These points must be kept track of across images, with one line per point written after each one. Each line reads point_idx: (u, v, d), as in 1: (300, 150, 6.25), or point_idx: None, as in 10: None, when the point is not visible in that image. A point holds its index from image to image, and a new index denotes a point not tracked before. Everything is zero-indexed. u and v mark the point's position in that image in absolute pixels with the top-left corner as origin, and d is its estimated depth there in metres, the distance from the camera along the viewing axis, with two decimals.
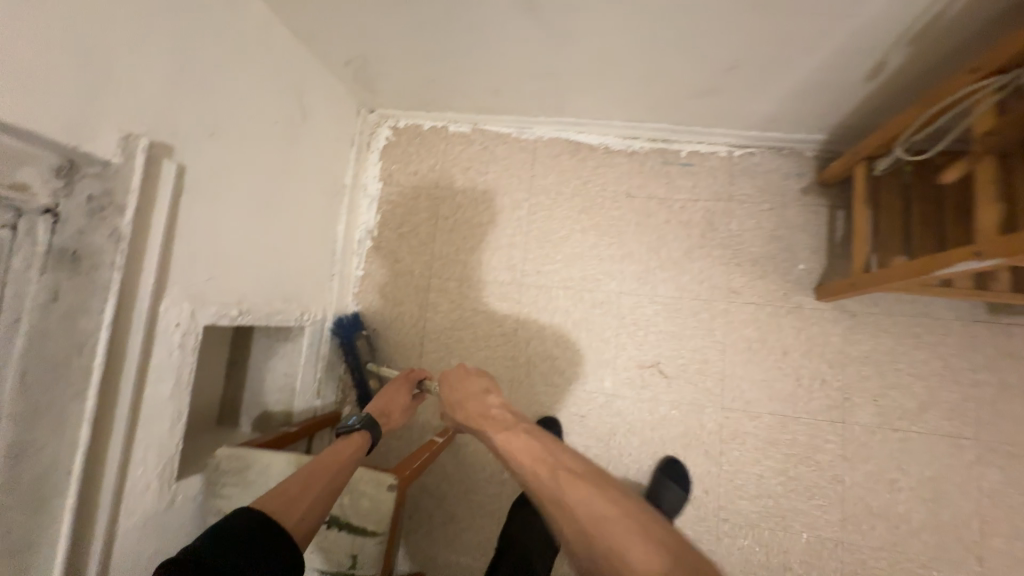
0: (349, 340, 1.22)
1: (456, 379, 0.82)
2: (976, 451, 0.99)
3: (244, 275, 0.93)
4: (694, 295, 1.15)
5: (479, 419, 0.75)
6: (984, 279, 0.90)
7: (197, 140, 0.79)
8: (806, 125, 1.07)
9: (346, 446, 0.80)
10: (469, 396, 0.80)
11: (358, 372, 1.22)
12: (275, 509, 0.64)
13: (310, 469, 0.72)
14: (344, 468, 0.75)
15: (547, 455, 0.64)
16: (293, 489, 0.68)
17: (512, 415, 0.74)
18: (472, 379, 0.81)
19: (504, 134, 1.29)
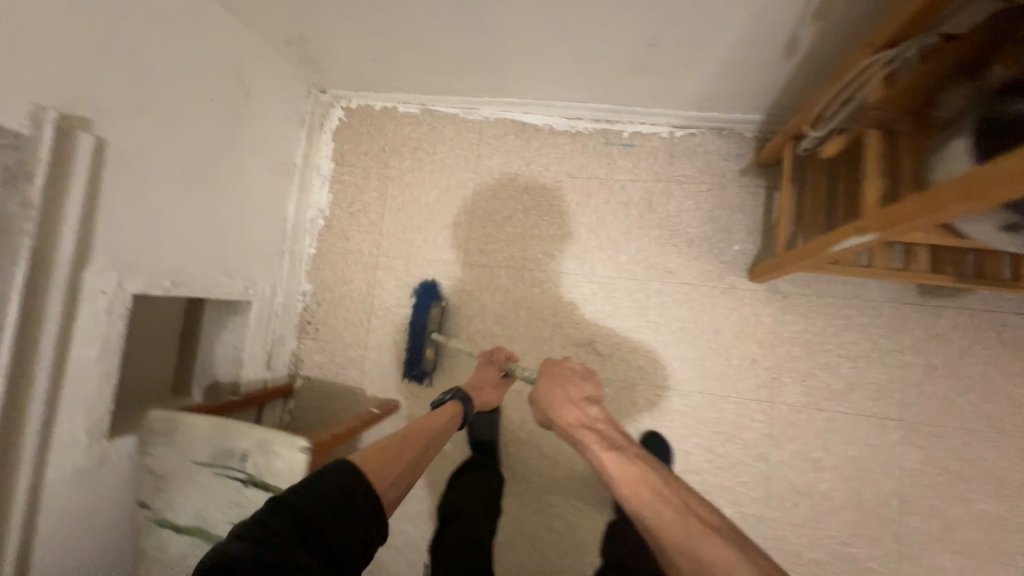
0: (424, 305, 1.21)
1: (558, 378, 0.90)
2: (900, 431, 0.99)
3: (181, 247, 0.97)
4: (630, 275, 1.16)
5: (582, 429, 0.81)
6: (905, 258, 0.89)
7: (122, 115, 0.81)
8: (740, 105, 1.06)
9: (440, 416, 0.91)
10: (566, 399, 0.86)
11: (420, 338, 1.20)
12: (376, 465, 0.70)
13: (406, 435, 0.80)
14: (429, 441, 0.82)
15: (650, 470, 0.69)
16: (391, 449, 0.75)
17: (610, 430, 0.80)
18: (574, 386, 0.88)
19: (451, 115, 1.30)
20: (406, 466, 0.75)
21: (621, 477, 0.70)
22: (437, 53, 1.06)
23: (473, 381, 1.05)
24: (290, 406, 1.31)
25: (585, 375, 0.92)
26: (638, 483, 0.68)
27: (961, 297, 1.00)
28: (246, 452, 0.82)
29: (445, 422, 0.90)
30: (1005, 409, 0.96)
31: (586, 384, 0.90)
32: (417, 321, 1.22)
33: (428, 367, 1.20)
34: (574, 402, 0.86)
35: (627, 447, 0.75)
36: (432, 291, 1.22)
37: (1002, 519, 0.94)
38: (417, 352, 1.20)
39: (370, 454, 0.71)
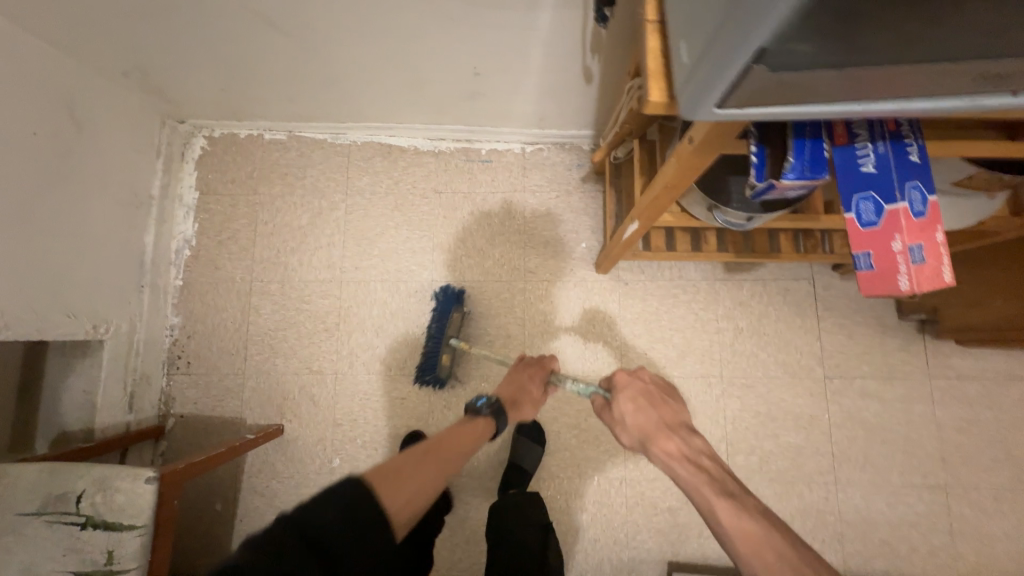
0: (445, 310, 1.20)
1: (643, 397, 0.81)
2: (722, 386, 1.18)
3: (1, 290, 0.90)
4: (497, 277, 1.27)
5: (681, 461, 0.72)
6: (700, 241, 1.09)
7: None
8: (571, 123, 1.23)
9: (469, 432, 0.87)
10: (658, 424, 0.77)
11: (438, 342, 1.19)
12: (385, 487, 0.65)
13: (423, 455, 0.75)
14: (448, 462, 0.77)
15: (772, 536, 0.60)
16: (405, 470, 0.69)
17: (718, 470, 0.70)
18: (665, 408, 0.79)
19: (319, 140, 1.34)
20: (419, 490, 0.68)
21: (736, 530, 0.61)
22: (290, 81, 1.11)
23: (511, 393, 0.98)
24: (162, 447, 1.23)
25: (669, 392, 0.84)
26: (761, 545, 0.59)
27: (755, 270, 1.22)
28: (83, 492, 0.79)
29: (472, 440, 0.86)
30: (795, 356, 1.18)
31: (677, 409, 0.80)
32: (436, 325, 1.21)
33: (444, 373, 1.18)
34: (670, 427, 0.77)
35: (743, 493, 0.65)
36: (453, 299, 1.22)
37: (800, 447, 1.15)
38: (434, 357, 1.18)
39: (383, 474, 0.67)
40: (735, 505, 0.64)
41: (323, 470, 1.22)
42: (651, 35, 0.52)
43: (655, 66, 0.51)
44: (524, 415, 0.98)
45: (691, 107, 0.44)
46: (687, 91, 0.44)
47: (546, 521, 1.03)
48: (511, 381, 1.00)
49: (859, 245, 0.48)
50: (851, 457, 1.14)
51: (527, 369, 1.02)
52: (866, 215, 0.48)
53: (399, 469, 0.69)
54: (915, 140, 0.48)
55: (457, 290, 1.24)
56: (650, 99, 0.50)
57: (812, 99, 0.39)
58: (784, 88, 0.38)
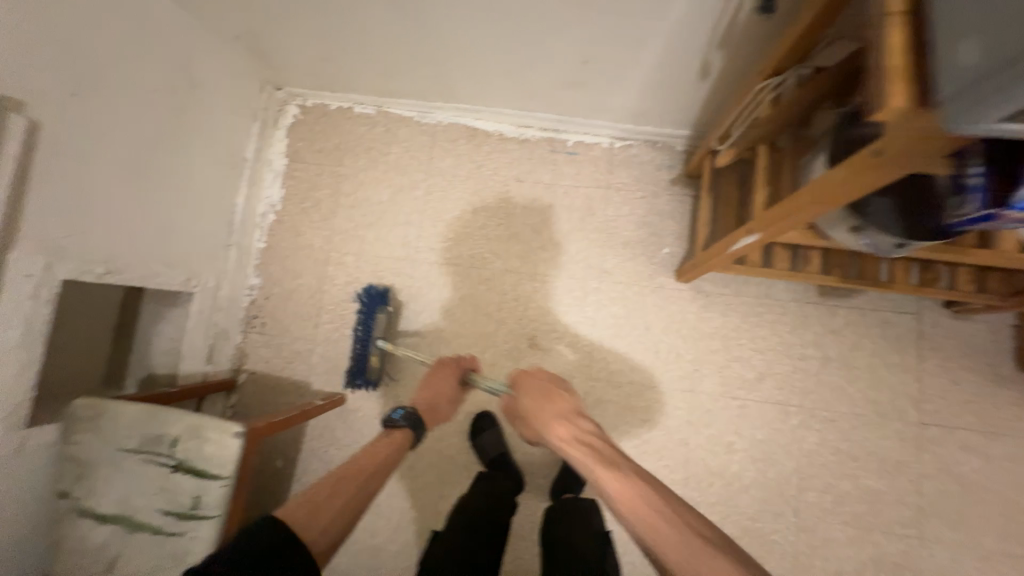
0: (371, 310, 1.20)
1: (541, 392, 0.87)
2: (800, 417, 1.11)
3: (114, 236, 0.96)
4: (570, 274, 1.24)
5: (573, 444, 0.79)
6: (800, 262, 1.01)
7: (51, 100, 0.79)
8: (669, 121, 1.17)
9: (387, 446, 0.91)
10: (548, 410, 0.84)
11: (365, 344, 1.19)
12: (298, 518, 0.70)
13: (338, 478, 0.80)
14: (365, 479, 0.82)
15: (663, 505, 0.65)
16: (320, 496, 0.75)
17: (608, 447, 0.77)
18: (552, 395, 0.86)
19: (406, 118, 1.34)
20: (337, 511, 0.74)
21: (620, 495, 0.67)
22: (390, 57, 1.11)
23: (426, 400, 1.02)
24: (233, 400, 1.29)
25: (562, 384, 0.90)
26: (644, 507, 0.65)
27: (853, 298, 1.13)
28: (177, 437, 0.82)
29: (393, 450, 0.91)
30: (888, 395, 1.09)
31: (571, 399, 0.87)
32: (364, 326, 1.21)
33: (373, 375, 1.19)
34: (565, 415, 0.84)
35: (626, 463, 0.72)
36: (379, 297, 1.21)
37: (882, 493, 1.07)
38: (363, 359, 1.19)
39: (294, 506, 0.72)
40: (618, 474, 0.70)
41: None
42: (892, 27, 0.42)
43: (900, 65, 0.41)
44: (439, 418, 1.05)
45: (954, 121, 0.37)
46: (954, 103, 0.36)
47: (604, 531, 0.99)
48: (426, 389, 1.03)
49: None
50: (940, 512, 1.05)
51: (442, 373, 1.04)
52: None
53: (310, 509, 0.72)
54: None
55: (381, 288, 1.22)
56: (889, 103, 0.40)
57: None
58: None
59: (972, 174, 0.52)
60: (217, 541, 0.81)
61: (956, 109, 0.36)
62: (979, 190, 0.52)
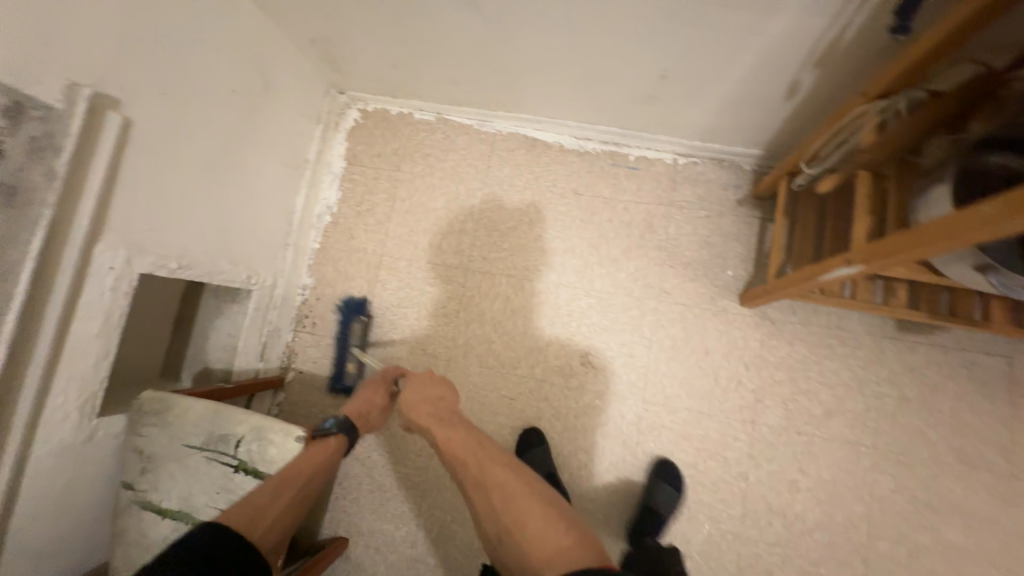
0: (348, 320, 1.29)
1: (420, 384, 1.04)
2: (872, 459, 1.04)
3: (187, 232, 0.97)
4: (627, 292, 1.20)
5: (425, 416, 0.97)
6: (884, 293, 0.95)
7: (137, 98, 0.80)
8: (740, 139, 1.13)
9: (320, 450, 0.85)
10: (421, 401, 1.01)
11: (344, 351, 1.28)
12: (242, 522, 0.69)
13: (286, 472, 0.79)
14: (308, 475, 0.81)
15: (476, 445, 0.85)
16: (263, 499, 0.74)
17: (451, 417, 0.95)
18: (428, 387, 1.03)
19: (465, 125, 1.34)
20: (283, 509, 0.75)
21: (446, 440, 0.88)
22: (458, 65, 1.11)
23: (360, 408, 1.04)
24: (280, 398, 1.30)
25: (436, 380, 1.07)
26: (463, 446, 0.85)
27: (935, 335, 1.06)
28: (241, 438, 0.83)
29: (330, 455, 0.86)
30: (974, 444, 1.01)
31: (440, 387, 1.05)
32: (343, 335, 1.30)
33: (350, 381, 1.26)
34: (429, 401, 1.01)
35: (457, 423, 0.92)
36: (356, 308, 1.30)
37: (966, 550, 0.98)
38: (342, 365, 1.28)
39: (237, 509, 0.71)
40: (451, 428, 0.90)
41: (422, 451, 1.24)
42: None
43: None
44: (371, 426, 1.06)
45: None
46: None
47: None
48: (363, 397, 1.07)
49: None
50: None
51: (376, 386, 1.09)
52: None
53: (254, 511, 0.72)
54: None
55: (358, 299, 1.31)
56: None
57: None
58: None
59: None
60: None
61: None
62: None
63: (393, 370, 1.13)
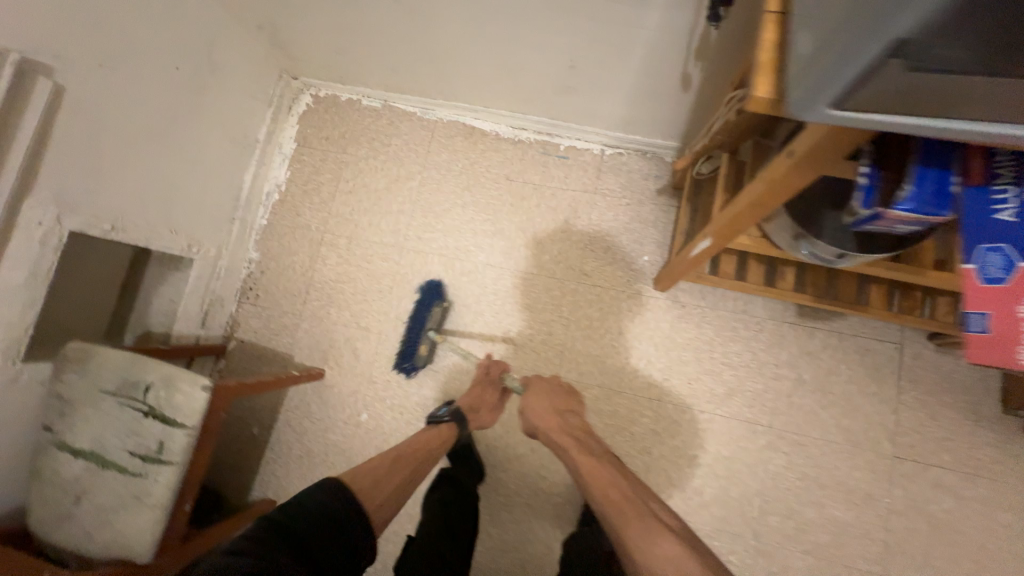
0: (427, 303, 1.24)
1: (542, 388, 1.03)
2: (767, 438, 1.09)
3: (122, 196, 1.03)
4: (549, 273, 1.26)
5: (559, 431, 0.93)
6: (775, 277, 1.00)
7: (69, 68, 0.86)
8: (657, 132, 1.19)
9: (434, 437, 1.00)
10: (549, 409, 0.98)
11: (416, 333, 1.23)
12: (362, 489, 0.81)
13: (400, 451, 0.93)
14: (417, 461, 0.93)
15: (622, 482, 0.80)
16: (379, 472, 0.86)
17: (589, 440, 0.91)
18: (556, 397, 1.00)
19: (409, 113, 1.40)
20: (394, 487, 0.86)
21: (588, 467, 0.83)
22: (393, 52, 1.17)
23: (471, 402, 1.11)
24: (221, 365, 1.37)
25: (565, 388, 1.06)
26: (605, 483, 0.79)
27: (832, 321, 1.11)
28: (150, 384, 0.89)
29: (439, 443, 1.00)
30: (861, 425, 1.06)
31: (569, 400, 1.03)
32: (416, 316, 1.25)
33: (420, 363, 1.25)
34: (557, 414, 0.98)
35: (599, 452, 0.87)
36: (436, 291, 1.26)
37: (847, 525, 1.03)
38: (412, 346, 1.24)
39: (358, 477, 0.83)
40: (592, 456, 0.86)
41: (351, 420, 1.29)
42: (771, 22, 0.45)
43: (768, 59, 0.43)
44: (482, 420, 1.13)
45: (801, 103, 0.38)
46: (801, 86, 0.37)
47: None
48: (471, 392, 1.12)
49: (977, 303, 0.42)
50: (906, 550, 1.01)
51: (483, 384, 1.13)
52: (992, 269, 0.41)
53: (371, 482, 0.83)
54: None
55: (438, 283, 1.28)
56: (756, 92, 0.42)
57: (957, 114, 0.33)
58: (930, 93, 0.32)
59: (862, 172, 0.49)
60: (176, 487, 0.87)
61: (799, 93, 0.38)
62: (865, 188, 0.49)
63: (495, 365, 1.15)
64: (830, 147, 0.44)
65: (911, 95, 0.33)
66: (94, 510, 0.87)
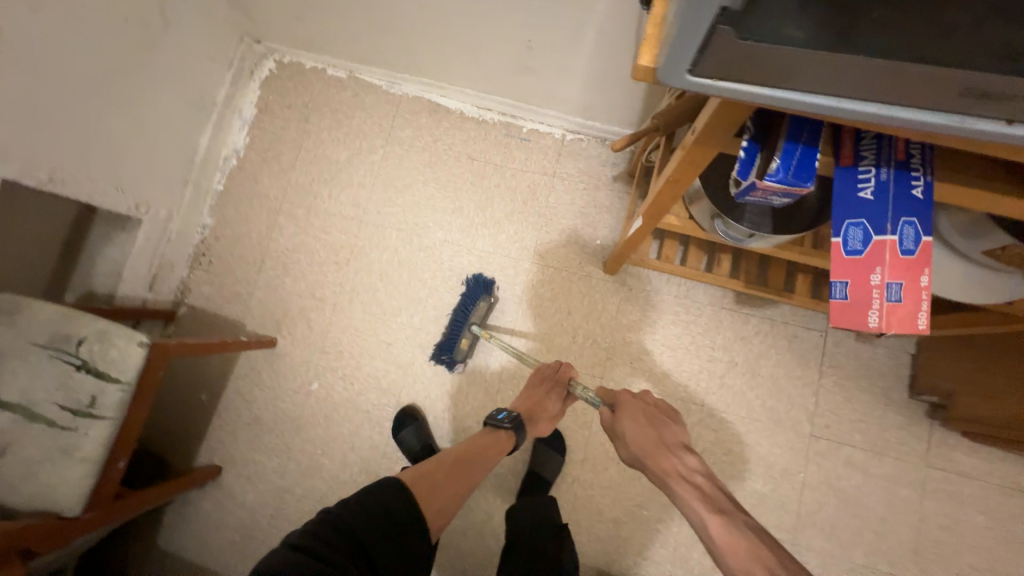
0: (473, 297, 1.21)
1: (645, 415, 0.94)
2: (700, 416, 1.15)
3: (63, 148, 0.99)
4: (506, 253, 1.29)
5: (677, 476, 0.85)
6: (711, 263, 1.07)
7: (16, 13, 0.83)
8: (612, 119, 1.22)
9: (492, 442, 0.98)
10: (653, 444, 0.90)
11: (460, 326, 1.20)
12: (422, 493, 0.82)
13: (458, 452, 0.93)
14: (475, 465, 0.93)
15: (760, 551, 0.71)
16: (439, 476, 0.87)
17: (714, 490, 0.82)
18: (665, 430, 0.92)
19: (374, 86, 1.39)
20: (450, 492, 0.86)
21: (719, 534, 0.74)
22: (358, 21, 1.16)
23: (529, 408, 1.05)
24: (170, 330, 1.35)
25: (669, 414, 0.96)
26: (748, 559, 0.70)
27: (766, 309, 1.18)
28: (84, 338, 0.89)
29: (496, 446, 0.98)
30: (783, 405, 1.14)
31: (678, 429, 0.94)
32: (461, 309, 1.22)
33: (460, 357, 1.21)
34: (668, 448, 0.90)
35: (733, 513, 0.77)
36: (484, 287, 1.22)
37: (765, 497, 1.11)
38: (453, 338, 1.21)
39: (418, 479, 0.84)
40: (724, 518, 0.76)
41: (301, 389, 1.30)
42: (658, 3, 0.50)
43: (652, 33, 0.48)
44: (539, 427, 1.07)
45: (666, 72, 0.41)
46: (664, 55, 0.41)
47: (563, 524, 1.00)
48: (528, 396, 1.07)
49: (839, 272, 0.49)
50: (817, 521, 1.10)
51: (541, 387, 1.08)
52: (852, 242, 0.48)
53: (430, 485, 0.84)
54: (925, 176, 0.47)
55: (487, 278, 1.24)
56: (641, 62, 0.47)
57: (793, 83, 0.39)
58: (762, 60, 0.37)
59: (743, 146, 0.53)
60: (108, 443, 0.88)
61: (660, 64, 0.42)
62: (744, 162, 0.53)
63: (561, 368, 1.08)
64: (722, 121, 0.49)
65: (757, 56, 0.37)
66: (13, 464, 0.85)
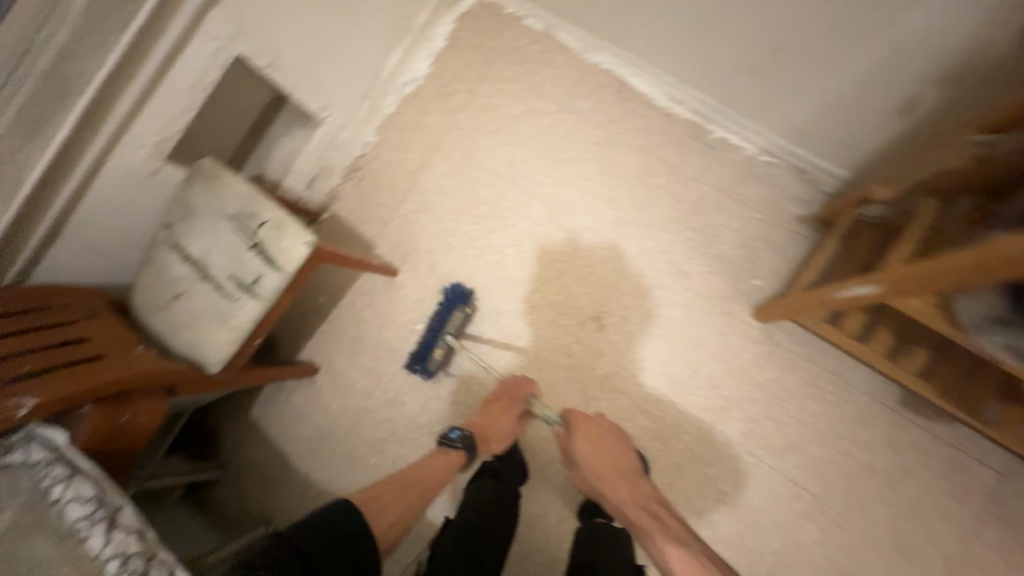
0: (450, 306, 1.24)
1: (593, 436, 0.98)
2: (808, 505, 1.03)
3: (287, 40, 1.04)
4: (648, 261, 1.19)
5: (638, 507, 0.88)
6: (899, 352, 0.91)
7: None
8: (827, 151, 1.05)
9: (445, 459, 1.03)
10: (605, 463, 0.95)
11: (434, 335, 1.23)
12: (370, 513, 0.86)
13: (408, 472, 0.97)
14: (427, 484, 0.97)
15: None
16: (388, 498, 0.90)
17: (676, 522, 0.84)
18: (620, 454, 0.97)
19: (569, 47, 1.30)
20: (400, 513, 0.89)
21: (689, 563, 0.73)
22: None
23: (481, 425, 1.08)
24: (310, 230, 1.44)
25: (618, 438, 1.00)
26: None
27: (936, 423, 0.99)
28: (264, 222, 0.94)
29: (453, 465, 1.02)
30: (914, 534, 0.98)
31: (631, 459, 0.98)
32: (438, 316, 1.24)
33: (432, 367, 1.24)
34: (624, 475, 0.94)
35: (691, 540, 0.79)
36: (460, 296, 1.25)
37: None
38: (427, 347, 1.24)
39: (367, 495, 0.89)
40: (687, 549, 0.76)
41: (406, 324, 1.34)
42: None
43: None
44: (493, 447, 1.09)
45: None
46: None
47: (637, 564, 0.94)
48: (484, 414, 1.09)
49: None
50: None
51: (497, 404, 1.10)
52: None
53: (379, 506, 0.88)
54: None
55: (466, 289, 1.26)
56: None
57: None
58: None
59: None
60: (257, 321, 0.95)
61: None
62: None
63: (510, 386, 1.11)
64: None
65: None
66: (184, 311, 0.96)
